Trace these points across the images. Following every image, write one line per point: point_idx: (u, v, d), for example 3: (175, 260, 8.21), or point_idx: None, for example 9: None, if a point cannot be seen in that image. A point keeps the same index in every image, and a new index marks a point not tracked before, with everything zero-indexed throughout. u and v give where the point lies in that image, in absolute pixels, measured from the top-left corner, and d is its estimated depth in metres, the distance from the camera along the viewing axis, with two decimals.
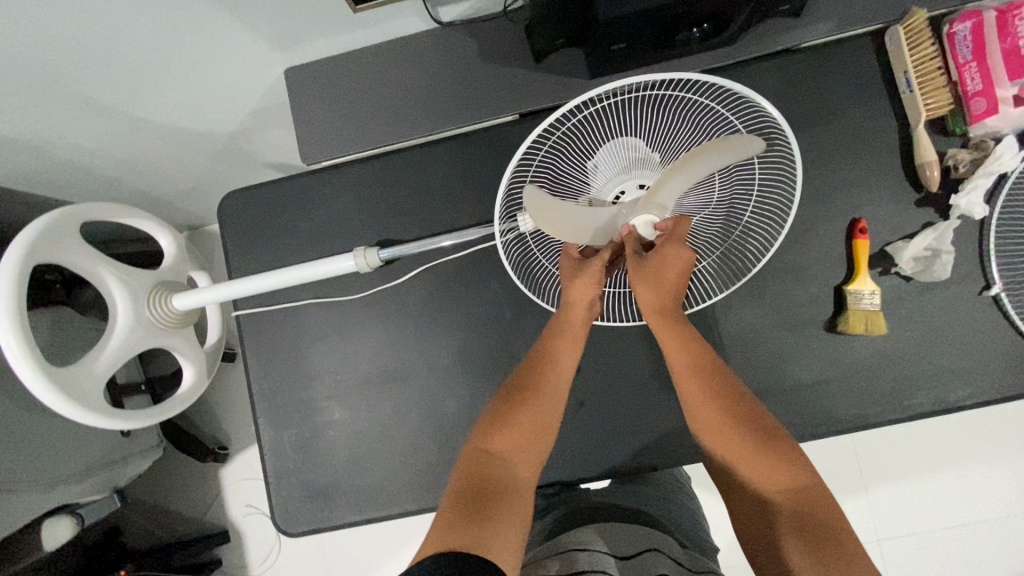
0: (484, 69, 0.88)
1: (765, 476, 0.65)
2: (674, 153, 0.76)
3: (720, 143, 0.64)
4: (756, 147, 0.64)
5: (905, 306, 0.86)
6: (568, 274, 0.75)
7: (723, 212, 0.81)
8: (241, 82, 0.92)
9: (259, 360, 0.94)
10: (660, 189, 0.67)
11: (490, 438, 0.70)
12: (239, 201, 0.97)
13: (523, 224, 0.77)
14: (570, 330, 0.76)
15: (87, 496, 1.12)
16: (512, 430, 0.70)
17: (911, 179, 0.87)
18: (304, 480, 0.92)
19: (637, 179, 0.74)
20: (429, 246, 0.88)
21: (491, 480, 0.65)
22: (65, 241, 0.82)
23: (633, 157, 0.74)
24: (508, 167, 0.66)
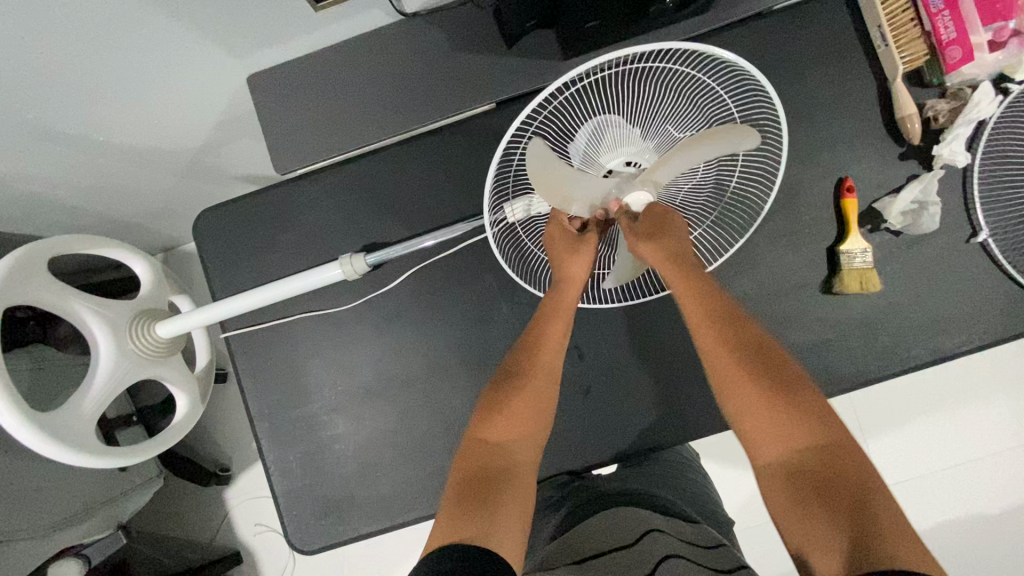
0: (454, 60, 0.85)
1: (786, 436, 0.59)
2: (659, 126, 0.74)
3: (723, 131, 0.64)
4: (753, 141, 0.64)
5: (897, 261, 0.86)
6: (564, 248, 0.74)
7: (712, 180, 0.80)
8: (203, 94, 0.88)
9: (254, 381, 0.92)
10: (658, 167, 0.67)
11: (488, 426, 0.66)
12: (215, 217, 0.93)
13: (511, 214, 0.76)
14: (563, 302, 0.74)
15: (88, 536, 1.11)
16: (511, 417, 0.67)
17: (893, 134, 0.87)
18: (314, 497, 0.90)
19: (624, 156, 0.72)
20: (417, 246, 0.86)
21: (495, 470, 0.62)
22: (34, 279, 0.78)
23: (619, 135, 0.72)
24: (493, 159, 0.64)
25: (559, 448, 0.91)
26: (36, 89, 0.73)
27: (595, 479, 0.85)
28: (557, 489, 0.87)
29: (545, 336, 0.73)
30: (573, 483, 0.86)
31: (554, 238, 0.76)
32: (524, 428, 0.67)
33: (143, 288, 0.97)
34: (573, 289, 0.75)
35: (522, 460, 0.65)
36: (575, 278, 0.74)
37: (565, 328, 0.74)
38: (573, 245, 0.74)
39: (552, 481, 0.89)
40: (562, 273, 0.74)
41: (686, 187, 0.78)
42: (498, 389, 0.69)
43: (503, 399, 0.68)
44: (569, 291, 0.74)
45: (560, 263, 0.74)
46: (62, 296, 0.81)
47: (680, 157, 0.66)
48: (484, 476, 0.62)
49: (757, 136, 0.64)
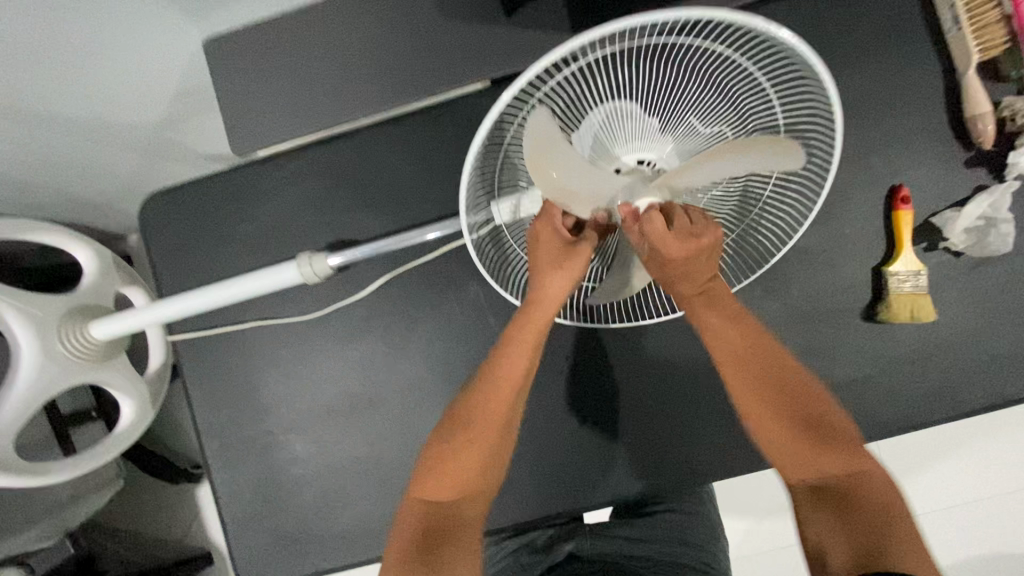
0: (441, 31, 0.72)
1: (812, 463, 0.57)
2: (679, 118, 0.61)
3: (768, 142, 0.52)
4: (798, 163, 0.53)
5: (955, 287, 0.73)
6: (548, 259, 0.59)
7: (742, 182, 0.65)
8: (151, 65, 0.75)
9: (203, 392, 0.81)
10: (679, 174, 0.54)
11: (427, 486, 0.59)
12: (164, 204, 0.82)
13: (498, 216, 0.64)
14: (533, 325, 0.61)
15: (36, 544, 1.01)
16: (454, 474, 0.59)
17: (959, 136, 0.73)
18: (268, 526, 0.80)
19: (637, 154, 0.59)
20: (409, 240, 0.73)
21: (438, 531, 0.57)
22: None
23: (632, 126, 0.59)
24: (472, 147, 0.51)
25: (548, 484, 0.80)
26: None
27: (583, 542, 0.76)
28: (534, 554, 0.76)
29: (501, 375, 0.62)
30: (556, 545, 0.76)
31: (539, 237, 0.59)
32: (471, 481, 0.60)
33: (85, 279, 0.86)
34: (548, 307, 0.61)
35: (469, 511, 0.60)
36: (554, 295, 0.60)
37: (523, 372, 0.62)
38: (560, 258, 0.59)
39: (530, 540, 0.79)
40: (536, 292, 0.60)
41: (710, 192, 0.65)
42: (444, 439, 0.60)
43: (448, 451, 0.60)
44: (540, 310, 0.61)
45: (537, 279, 0.60)
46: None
47: (705, 166, 0.53)
48: (427, 536, 0.56)
49: (804, 158, 0.53)
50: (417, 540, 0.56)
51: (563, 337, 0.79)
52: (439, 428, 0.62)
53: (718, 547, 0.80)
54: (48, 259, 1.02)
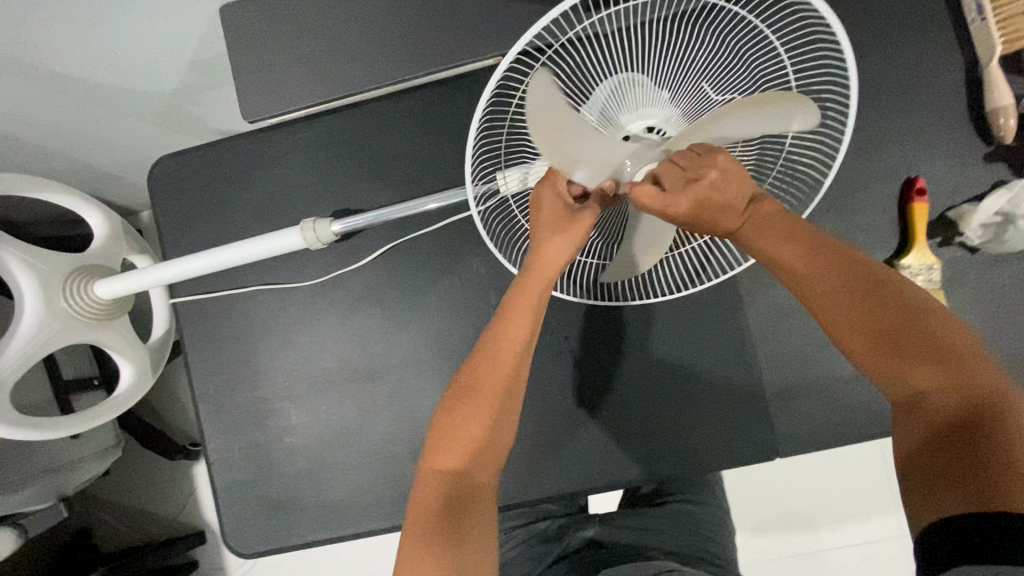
0: (454, 2, 0.73)
1: (903, 381, 0.47)
2: (689, 86, 0.61)
3: (770, 99, 0.51)
4: (812, 116, 0.52)
5: (969, 283, 0.71)
6: (549, 225, 0.56)
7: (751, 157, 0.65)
8: (167, 29, 0.75)
9: (202, 356, 0.81)
10: (685, 138, 0.53)
11: (439, 455, 0.53)
12: (173, 167, 0.83)
13: (505, 185, 0.63)
14: (531, 291, 0.57)
15: (27, 507, 0.99)
16: (467, 443, 0.53)
17: (979, 128, 0.72)
18: (259, 495, 0.79)
19: (648, 120, 0.58)
20: (412, 209, 0.73)
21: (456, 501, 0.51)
22: None
23: (643, 93, 0.58)
24: (476, 110, 0.51)
25: (542, 467, 0.79)
26: None
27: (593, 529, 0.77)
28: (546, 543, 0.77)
29: (503, 340, 0.56)
30: (568, 533, 0.77)
31: (540, 208, 0.57)
32: (481, 447, 0.53)
33: (94, 242, 0.87)
34: (546, 273, 0.58)
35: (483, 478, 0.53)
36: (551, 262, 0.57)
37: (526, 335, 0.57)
38: (560, 222, 0.56)
39: (540, 530, 0.80)
40: (535, 257, 0.57)
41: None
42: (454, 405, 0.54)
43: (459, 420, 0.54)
44: (538, 282, 0.57)
45: (538, 241, 0.57)
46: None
47: (715, 128, 0.53)
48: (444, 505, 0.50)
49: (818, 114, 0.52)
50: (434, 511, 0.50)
51: (562, 316, 0.79)
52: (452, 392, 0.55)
53: (726, 523, 0.82)
54: (61, 227, 1.04)
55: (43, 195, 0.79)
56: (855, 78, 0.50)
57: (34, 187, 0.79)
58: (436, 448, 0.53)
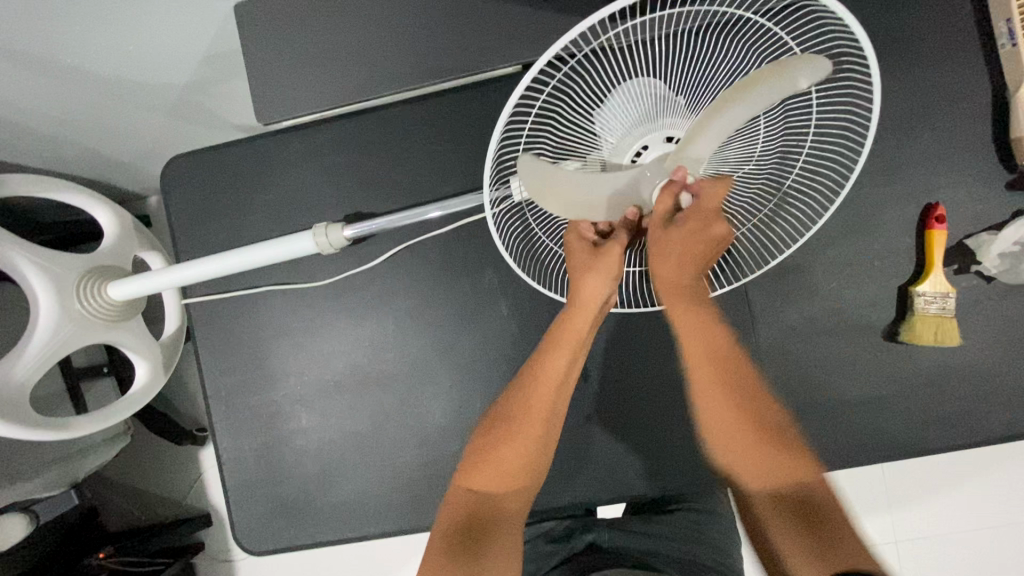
0: (477, 11, 0.71)
1: (762, 472, 0.58)
2: (708, 94, 0.59)
3: (774, 70, 0.48)
4: (820, 67, 0.48)
5: (983, 313, 0.71)
6: (579, 262, 0.60)
7: (767, 168, 0.62)
8: (180, 27, 0.73)
9: (214, 357, 0.82)
10: (692, 139, 0.52)
11: (473, 476, 0.60)
12: (187, 166, 0.82)
13: (519, 193, 0.61)
14: (570, 330, 0.62)
15: (37, 494, 1.01)
16: (500, 470, 0.60)
17: (1003, 156, 0.71)
18: (270, 494, 0.81)
19: (662, 131, 0.57)
20: (414, 217, 0.72)
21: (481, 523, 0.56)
22: None
23: (657, 102, 0.56)
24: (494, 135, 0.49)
25: (548, 477, 0.80)
26: None
27: (600, 532, 0.74)
28: (553, 543, 0.75)
29: (548, 368, 0.62)
30: (576, 533, 0.75)
31: (570, 249, 0.62)
32: (513, 472, 0.60)
33: (105, 241, 0.87)
34: (585, 313, 0.61)
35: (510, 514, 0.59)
36: (588, 300, 0.61)
37: (568, 365, 0.62)
38: (591, 258, 0.59)
39: (546, 530, 0.77)
40: (573, 296, 0.61)
41: (738, 171, 0.61)
42: (492, 430, 0.61)
43: (491, 449, 0.60)
44: (578, 318, 0.62)
45: (572, 282, 0.61)
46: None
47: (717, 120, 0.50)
48: (475, 522, 0.56)
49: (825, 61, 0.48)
50: (458, 528, 0.56)
51: None
52: (484, 421, 0.63)
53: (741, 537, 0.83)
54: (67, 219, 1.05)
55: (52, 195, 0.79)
56: (880, 80, 0.46)
57: (41, 188, 0.79)
58: (467, 473, 0.60)
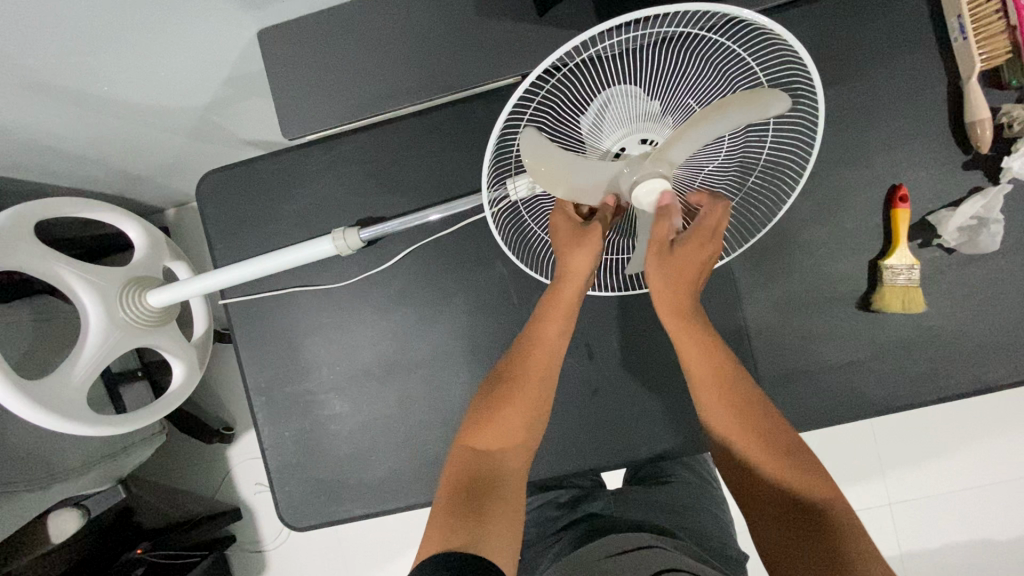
0: (481, 28, 0.79)
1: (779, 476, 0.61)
2: (679, 100, 0.66)
3: (746, 97, 0.57)
4: (783, 106, 0.57)
5: (946, 281, 0.79)
6: (567, 239, 0.68)
7: (733, 166, 0.71)
8: (209, 54, 0.80)
9: (252, 353, 0.90)
10: (671, 143, 0.58)
11: (477, 437, 0.66)
12: (220, 180, 0.91)
13: (514, 192, 0.70)
14: (564, 302, 0.71)
15: (89, 488, 1.08)
16: (499, 429, 0.66)
17: (958, 139, 0.78)
18: (309, 475, 0.89)
19: (640, 134, 0.64)
20: (414, 220, 0.81)
21: (485, 479, 0.62)
22: (23, 245, 0.79)
23: (636, 108, 0.64)
24: (492, 135, 0.56)
25: (560, 449, 0.88)
26: (32, 39, 0.67)
27: (602, 501, 0.80)
28: (559, 509, 0.83)
29: (545, 337, 0.71)
30: (581, 502, 0.81)
31: (557, 227, 0.70)
32: (512, 436, 0.67)
33: (138, 252, 0.94)
34: (574, 283, 0.70)
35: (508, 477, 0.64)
36: (575, 271, 0.69)
37: (558, 336, 0.71)
38: (578, 235, 0.68)
39: (552, 498, 0.86)
40: (562, 269, 0.69)
41: (708, 166, 0.70)
42: (494, 396, 0.68)
43: (493, 415, 0.67)
44: (566, 290, 0.70)
45: (561, 257, 0.69)
46: (42, 265, 0.81)
47: (692, 133, 0.57)
48: (478, 480, 0.62)
49: (789, 100, 0.57)
50: (463, 488, 0.61)
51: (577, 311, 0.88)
52: (480, 393, 0.70)
53: None
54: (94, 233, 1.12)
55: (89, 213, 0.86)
56: (823, 102, 0.56)
57: (79, 208, 0.86)
58: (471, 435, 0.66)
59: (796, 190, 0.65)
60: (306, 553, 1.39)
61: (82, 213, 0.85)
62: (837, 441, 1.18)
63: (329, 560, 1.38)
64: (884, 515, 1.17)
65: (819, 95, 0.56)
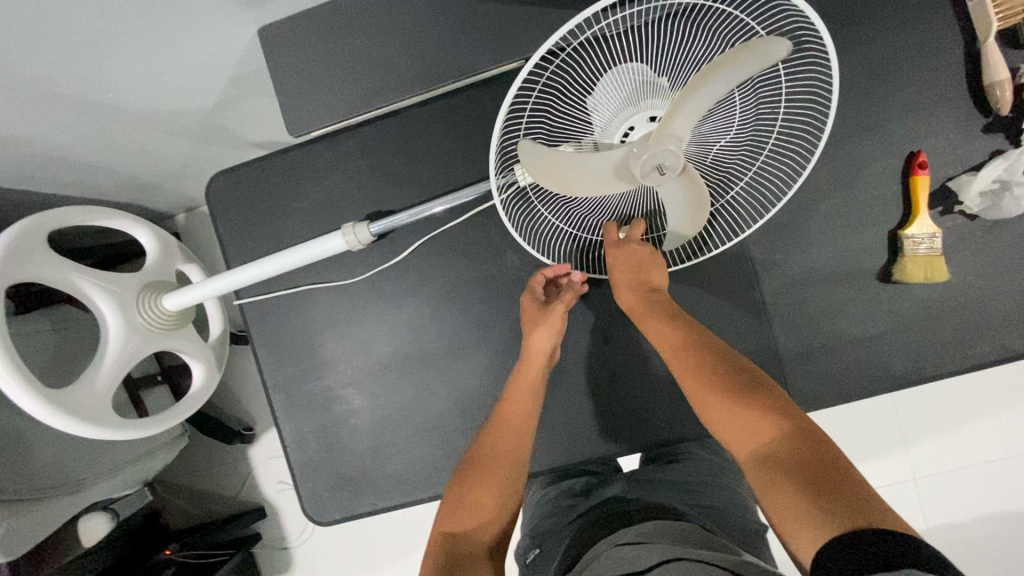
0: (482, 13, 0.78)
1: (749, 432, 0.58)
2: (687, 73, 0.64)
3: (743, 52, 0.56)
4: (782, 48, 0.55)
5: (969, 248, 0.77)
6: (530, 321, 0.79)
7: (745, 140, 0.69)
8: (212, 54, 0.79)
9: (269, 351, 0.90)
10: (673, 116, 0.58)
11: (454, 518, 0.66)
12: (230, 181, 0.91)
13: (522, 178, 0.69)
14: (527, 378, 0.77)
15: (114, 493, 1.08)
16: (473, 506, 0.67)
17: (978, 102, 0.76)
18: (330, 469, 0.89)
19: (647, 111, 0.64)
20: (419, 213, 0.80)
21: (460, 554, 0.61)
22: (39, 255, 0.79)
23: (640, 85, 0.63)
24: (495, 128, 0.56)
25: (579, 435, 0.88)
26: (37, 46, 0.67)
27: (619, 485, 0.79)
28: (574, 497, 0.81)
29: (511, 412, 0.75)
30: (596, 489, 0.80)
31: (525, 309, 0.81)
32: (490, 507, 0.67)
33: (150, 257, 0.95)
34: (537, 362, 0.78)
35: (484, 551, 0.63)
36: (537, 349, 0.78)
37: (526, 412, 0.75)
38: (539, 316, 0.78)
39: (567, 487, 0.84)
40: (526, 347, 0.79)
41: (718, 141, 0.68)
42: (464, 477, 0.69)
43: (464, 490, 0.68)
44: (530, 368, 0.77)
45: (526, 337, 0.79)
46: (60, 274, 0.82)
47: (692, 100, 0.57)
48: (454, 555, 0.61)
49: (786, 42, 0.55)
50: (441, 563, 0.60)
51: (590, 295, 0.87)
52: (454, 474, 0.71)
53: None
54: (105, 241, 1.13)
55: (101, 220, 0.86)
56: (836, 63, 0.53)
57: (90, 216, 0.86)
58: (445, 518, 0.66)
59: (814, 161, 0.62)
60: (330, 549, 1.40)
61: (95, 221, 0.86)
62: (860, 416, 1.17)
63: (354, 554, 1.39)
64: (911, 487, 1.15)
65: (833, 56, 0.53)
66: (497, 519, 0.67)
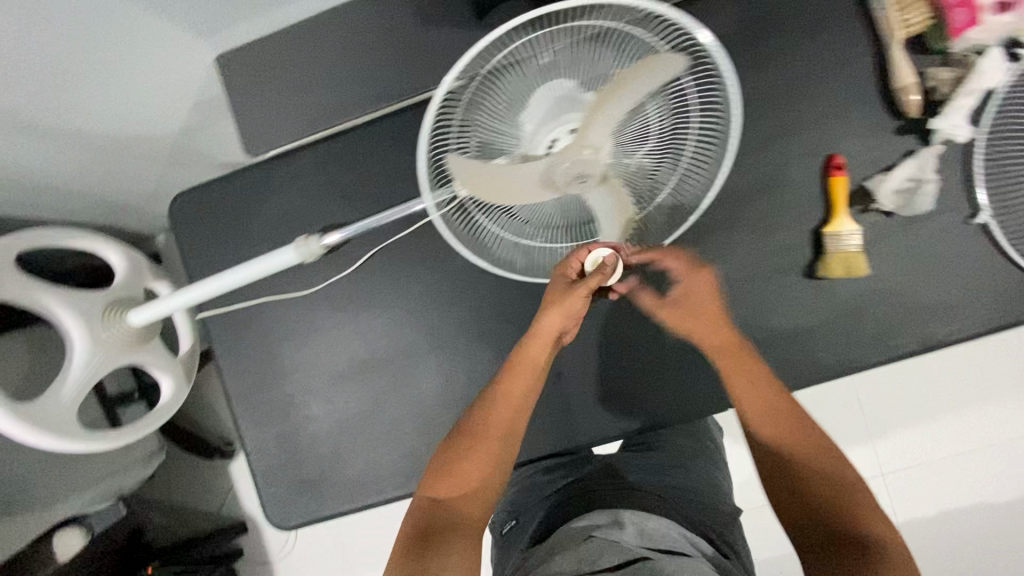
0: (422, 37, 0.83)
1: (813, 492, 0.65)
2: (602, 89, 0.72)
3: (645, 69, 0.64)
4: (677, 67, 0.64)
5: (888, 243, 0.81)
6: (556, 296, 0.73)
7: (664, 149, 0.74)
8: (173, 82, 0.85)
9: (231, 362, 0.94)
10: (590, 127, 0.66)
11: (437, 485, 0.67)
12: (193, 200, 0.96)
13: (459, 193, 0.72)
14: (531, 358, 0.74)
15: (88, 507, 1.10)
16: (461, 478, 0.68)
17: (889, 106, 0.81)
18: (292, 475, 0.92)
19: (567, 124, 0.69)
20: (394, 213, 0.82)
21: (439, 527, 0.63)
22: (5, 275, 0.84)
23: (559, 100, 0.70)
24: (424, 131, 0.63)
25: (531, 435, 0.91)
26: None
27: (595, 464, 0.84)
28: (548, 474, 0.86)
29: (511, 391, 0.72)
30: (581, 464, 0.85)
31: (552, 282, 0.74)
32: (476, 481, 0.68)
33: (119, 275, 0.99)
34: (540, 343, 0.74)
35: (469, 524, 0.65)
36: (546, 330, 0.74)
37: (527, 393, 0.73)
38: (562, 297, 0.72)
39: (543, 465, 0.89)
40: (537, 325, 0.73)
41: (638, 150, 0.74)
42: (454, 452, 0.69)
43: (454, 464, 0.68)
44: (534, 348, 0.73)
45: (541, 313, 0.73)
46: (26, 292, 0.86)
47: (602, 114, 0.66)
48: (429, 527, 0.64)
49: (680, 58, 0.64)
50: (415, 536, 0.63)
51: None
52: (439, 448, 0.71)
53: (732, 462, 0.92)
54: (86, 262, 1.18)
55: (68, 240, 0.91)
56: (725, 68, 0.61)
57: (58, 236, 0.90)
58: (430, 485, 0.68)
59: (727, 162, 0.68)
60: (310, 560, 1.42)
61: (62, 241, 0.90)
62: (823, 411, 1.20)
63: (334, 564, 1.41)
64: (873, 481, 1.18)
65: (722, 64, 0.61)
66: (486, 493, 0.68)
